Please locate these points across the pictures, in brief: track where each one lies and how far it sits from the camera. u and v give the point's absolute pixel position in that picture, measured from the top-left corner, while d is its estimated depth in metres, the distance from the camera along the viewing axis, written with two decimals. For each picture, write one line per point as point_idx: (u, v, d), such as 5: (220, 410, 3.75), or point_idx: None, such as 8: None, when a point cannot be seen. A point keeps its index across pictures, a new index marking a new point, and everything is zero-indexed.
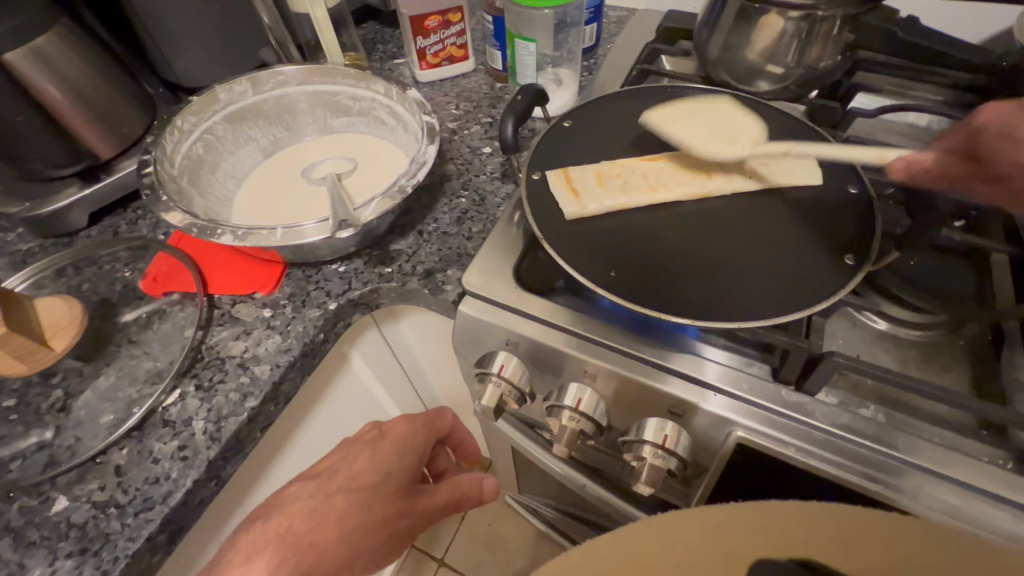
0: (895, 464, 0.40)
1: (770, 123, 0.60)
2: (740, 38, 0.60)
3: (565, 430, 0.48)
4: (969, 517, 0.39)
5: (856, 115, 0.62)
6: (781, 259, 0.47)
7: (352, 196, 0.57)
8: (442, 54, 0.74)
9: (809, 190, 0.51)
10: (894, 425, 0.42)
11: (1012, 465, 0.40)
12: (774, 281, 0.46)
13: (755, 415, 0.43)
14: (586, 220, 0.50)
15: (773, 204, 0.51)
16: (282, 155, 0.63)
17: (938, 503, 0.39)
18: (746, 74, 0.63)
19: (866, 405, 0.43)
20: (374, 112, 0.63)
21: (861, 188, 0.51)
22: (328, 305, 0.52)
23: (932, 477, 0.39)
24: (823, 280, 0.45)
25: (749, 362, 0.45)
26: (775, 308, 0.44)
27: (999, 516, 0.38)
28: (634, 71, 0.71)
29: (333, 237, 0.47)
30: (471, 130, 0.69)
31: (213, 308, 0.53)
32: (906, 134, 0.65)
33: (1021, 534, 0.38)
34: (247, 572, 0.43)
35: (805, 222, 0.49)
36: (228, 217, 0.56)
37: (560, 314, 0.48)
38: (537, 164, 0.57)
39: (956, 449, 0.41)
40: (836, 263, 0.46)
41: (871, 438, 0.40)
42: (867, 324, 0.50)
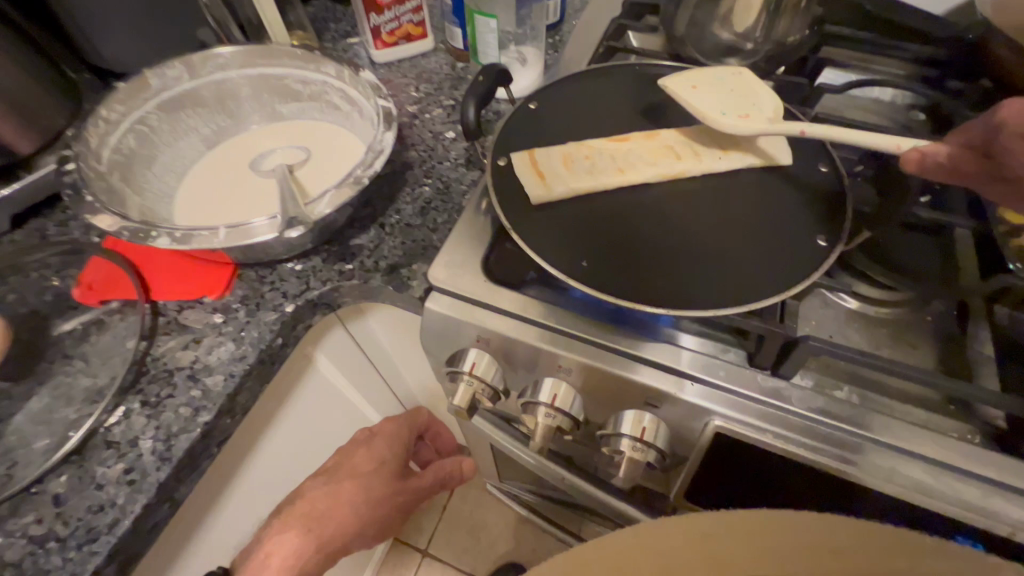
0: (869, 446, 0.40)
1: None
2: (707, 13, 0.58)
3: (542, 426, 0.46)
4: (940, 494, 0.39)
5: (824, 91, 0.61)
6: (753, 243, 0.46)
7: (306, 188, 0.53)
8: (398, 33, 0.69)
9: (780, 170, 0.50)
10: (867, 406, 0.42)
11: (978, 440, 0.41)
12: (747, 266, 0.45)
13: (733, 403, 0.42)
14: (553, 206, 0.48)
15: (744, 185, 0.49)
16: (228, 145, 0.58)
17: (912, 481, 0.39)
18: (714, 50, 0.61)
19: (840, 387, 0.43)
20: (327, 97, 0.58)
21: (831, 166, 0.50)
22: (285, 307, 0.49)
23: (903, 456, 0.40)
24: (795, 263, 0.44)
25: (725, 349, 0.44)
26: (748, 294, 0.43)
27: (966, 491, 0.39)
28: (602, 49, 0.68)
29: (283, 236, 0.44)
30: (433, 114, 0.66)
31: (158, 315, 0.48)
32: (872, 110, 0.65)
33: (988, 507, 0.38)
34: (280, 546, 0.51)
35: (776, 204, 0.48)
36: (169, 216, 0.52)
37: (531, 307, 0.46)
38: (504, 149, 0.55)
39: (925, 426, 0.41)
40: (807, 245, 0.45)
41: (845, 421, 0.40)
42: (838, 303, 0.50)
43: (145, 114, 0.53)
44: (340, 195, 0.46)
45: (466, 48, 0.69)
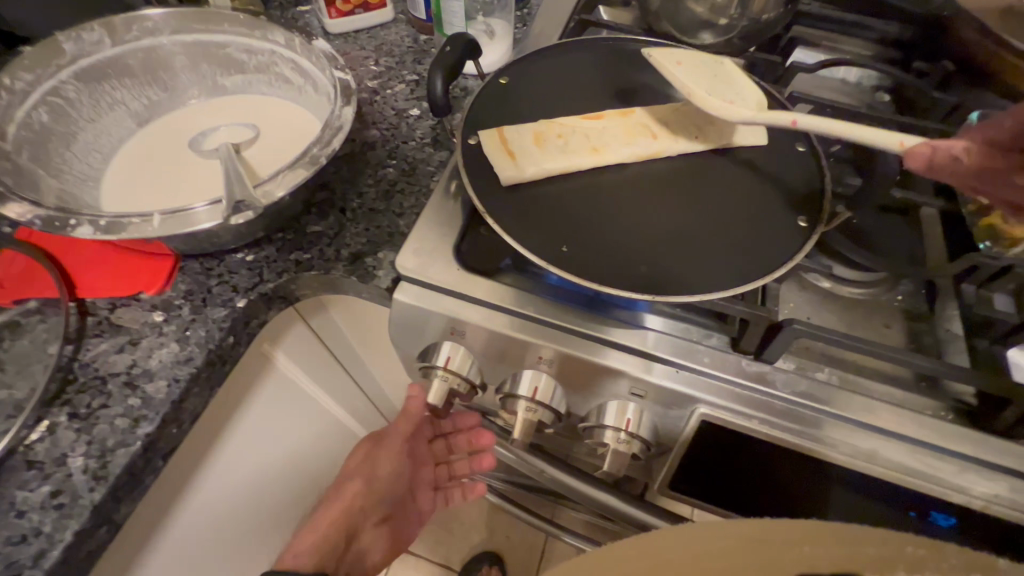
0: (850, 428, 0.40)
1: None
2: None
3: (522, 421, 0.44)
4: (918, 471, 0.40)
5: (797, 70, 0.60)
6: (734, 225, 0.45)
7: (255, 170, 0.48)
8: (354, 0, 0.64)
9: (758, 149, 0.49)
10: (848, 387, 0.42)
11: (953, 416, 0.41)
12: (727, 249, 0.43)
13: (718, 390, 0.41)
14: (526, 186, 0.45)
15: (723, 165, 0.48)
16: (163, 122, 0.52)
17: (891, 459, 0.40)
18: (689, 25, 0.59)
19: (821, 369, 0.43)
20: (275, 69, 0.53)
21: (808, 145, 0.49)
22: (235, 302, 0.44)
23: (884, 436, 0.40)
24: (775, 245, 0.43)
25: (708, 333, 0.43)
26: (730, 279, 0.41)
27: (943, 468, 0.39)
28: (573, 23, 0.65)
29: (227, 223, 0.39)
30: (395, 90, 0.61)
31: (86, 315, 0.43)
32: (841, 91, 0.65)
33: (963, 483, 0.39)
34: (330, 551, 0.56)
35: (756, 184, 0.47)
36: (94, 202, 0.46)
37: (509, 296, 0.43)
38: (474, 127, 0.51)
39: (903, 404, 0.41)
40: (786, 226, 0.45)
41: (828, 403, 0.40)
42: (815, 284, 0.49)
43: (60, 84, 0.47)
44: (293, 176, 0.41)
45: (429, 19, 0.65)
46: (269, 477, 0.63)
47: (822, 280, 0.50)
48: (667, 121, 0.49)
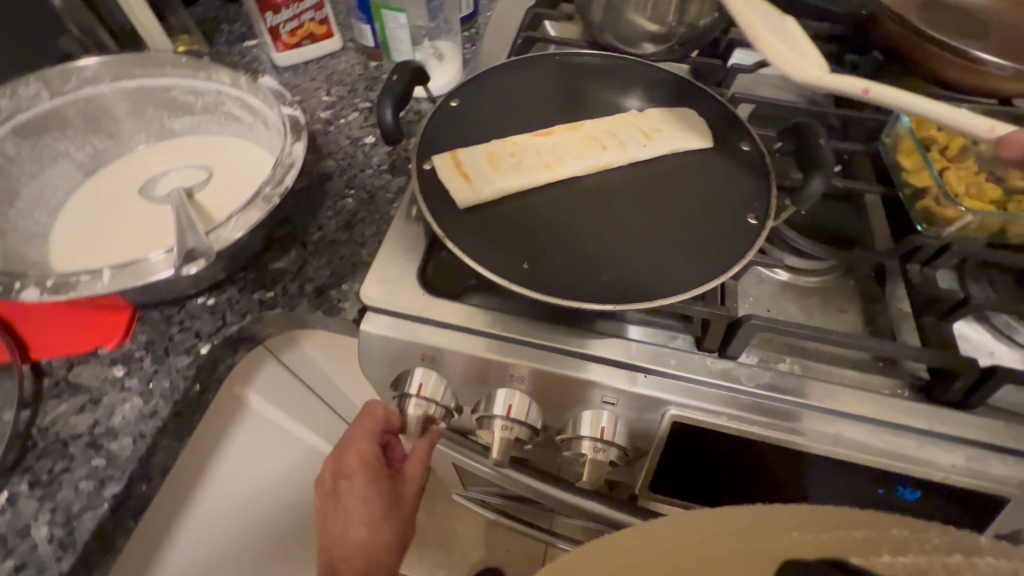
0: (815, 415, 0.42)
1: (660, 87, 0.59)
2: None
3: (499, 440, 0.44)
4: (884, 452, 0.41)
5: (737, 71, 0.62)
6: (685, 228, 0.46)
7: (210, 213, 0.47)
8: (300, 32, 0.64)
9: (705, 152, 0.51)
10: (809, 375, 0.43)
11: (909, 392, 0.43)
12: (683, 251, 0.45)
13: (685, 391, 0.42)
14: (482, 206, 0.45)
15: (672, 171, 0.50)
16: (111, 170, 0.51)
17: (854, 442, 0.41)
18: (630, 36, 0.61)
19: (782, 359, 0.44)
20: (224, 108, 0.52)
21: (752, 144, 0.51)
22: (199, 349, 0.43)
23: (847, 419, 0.42)
24: (727, 245, 0.45)
25: (672, 335, 0.44)
26: (688, 281, 0.43)
27: (904, 444, 0.41)
28: (520, 40, 0.66)
29: (180, 273, 0.39)
30: (349, 119, 0.61)
31: (42, 377, 0.42)
32: (781, 87, 0.68)
33: (927, 457, 0.41)
34: None
35: (706, 186, 0.49)
36: (43, 259, 0.44)
37: (476, 317, 0.44)
38: (428, 151, 0.52)
39: (862, 386, 0.43)
40: (737, 225, 0.46)
41: (791, 393, 0.42)
42: (771, 277, 0.51)
43: None
44: (247, 217, 0.41)
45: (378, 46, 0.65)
46: (253, 518, 0.62)
47: (778, 272, 0.52)
48: (615, 131, 0.50)
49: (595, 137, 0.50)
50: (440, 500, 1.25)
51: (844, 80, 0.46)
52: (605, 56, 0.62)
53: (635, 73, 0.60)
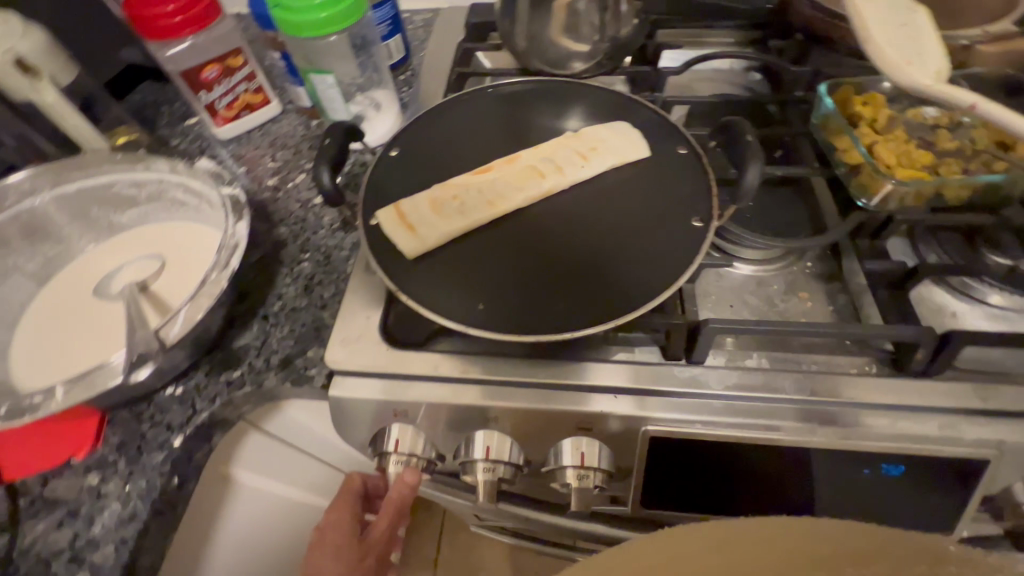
0: (789, 407, 0.42)
1: (594, 103, 0.60)
2: (540, 25, 0.59)
3: (483, 483, 0.44)
4: (862, 433, 0.41)
5: (668, 73, 0.64)
6: (633, 241, 0.47)
7: (165, 302, 0.47)
8: (237, 104, 0.64)
9: (643, 162, 0.52)
10: (777, 367, 0.44)
11: (875, 368, 0.44)
12: (636, 265, 0.45)
13: (659, 404, 0.43)
14: (430, 254, 0.46)
15: (613, 187, 0.50)
16: (64, 275, 0.51)
17: (831, 428, 0.41)
18: (557, 58, 0.62)
19: (748, 355, 0.45)
20: (168, 195, 0.52)
21: (688, 146, 0.52)
22: (172, 442, 0.43)
23: (819, 405, 0.42)
24: (676, 252, 0.46)
25: (636, 351, 0.46)
26: (643, 296, 0.43)
27: (878, 421, 0.41)
28: (453, 76, 0.67)
29: (128, 381, 0.39)
30: (297, 181, 0.61)
31: (18, 497, 0.41)
32: (715, 81, 0.69)
33: (903, 430, 0.41)
34: None
35: (648, 195, 0.50)
36: (5, 377, 0.44)
37: (442, 365, 0.44)
38: (374, 205, 0.52)
39: (830, 370, 0.44)
40: (684, 231, 0.47)
41: (760, 389, 0.42)
42: (730, 273, 0.52)
43: None
44: (196, 307, 0.42)
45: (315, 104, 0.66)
46: None
47: (740, 266, 0.52)
48: (552, 157, 0.51)
49: (533, 166, 0.50)
50: (463, 529, 1.25)
51: (948, 89, 0.42)
52: (537, 80, 0.63)
53: (568, 93, 0.61)
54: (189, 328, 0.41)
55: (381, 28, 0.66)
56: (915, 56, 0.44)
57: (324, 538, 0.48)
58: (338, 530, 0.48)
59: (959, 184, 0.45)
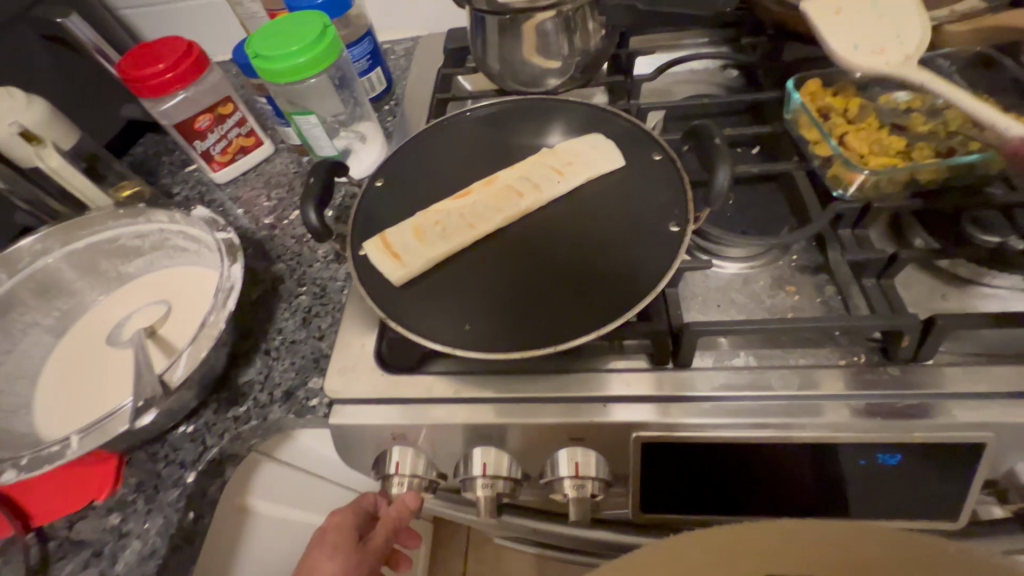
0: (779, 404, 0.42)
1: (570, 117, 0.61)
2: (510, 48, 0.61)
3: (483, 498, 0.45)
4: (856, 425, 0.41)
5: (642, 81, 0.65)
6: (612, 251, 0.48)
7: (171, 345, 0.50)
8: (231, 149, 0.67)
9: (618, 172, 0.53)
10: (765, 365, 0.44)
11: (864, 358, 0.44)
12: (616, 274, 0.46)
13: (650, 410, 0.43)
14: (416, 280, 0.47)
15: (590, 199, 0.52)
16: (78, 326, 0.54)
17: (824, 422, 0.41)
18: (532, 77, 0.64)
19: (737, 354, 0.46)
20: (169, 243, 0.55)
21: (663, 152, 0.53)
22: (186, 479, 0.45)
23: (809, 400, 0.42)
24: (654, 259, 0.46)
25: (628, 358, 0.46)
26: (624, 305, 0.44)
27: (869, 411, 0.41)
28: (434, 103, 0.69)
29: (134, 426, 0.42)
30: (291, 218, 0.64)
31: (46, 541, 0.44)
32: (692, 82, 0.70)
33: (896, 419, 0.41)
34: None
35: (625, 204, 0.51)
36: (30, 428, 0.47)
37: (435, 386, 0.46)
38: (362, 236, 0.54)
39: (818, 364, 0.44)
40: (662, 236, 0.48)
41: (748, 387, 0.43)
42: (717, 272, 0.52)
43: None
44: (198, 348, 0.44)
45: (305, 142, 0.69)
46: None
47: (726, 266, 0.53)
48: (528, 175, 0.52)
49: (511, 187, 0.52)
50: (488, 542, 1.25)
51: (909, 73, 0.49)
52: (513, 100, 0.64)
53: (544, 109, 0.63)
54: (193, 370, 0.44)
55: (360, 65, 0.69)
56: (874, 42, 0.50)
57: (325, 537, 0.48)
58: (342, 534, 0.48)
59: (933, 166, 0.46)
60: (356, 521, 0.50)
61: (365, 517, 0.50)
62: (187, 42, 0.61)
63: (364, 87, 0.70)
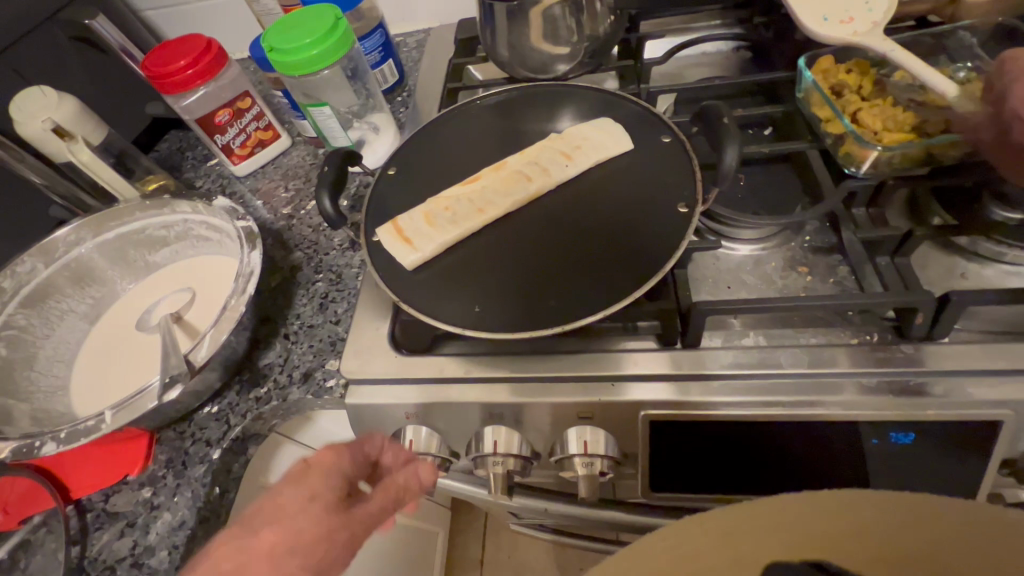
0: (790, 382, 0.42)
1: (579, 102, 0.61)
2: (518, 35, 0.61)
3: (495, 475, 0.47)
4: (868, 404, 0.41)
5: (651, 64, 0.64)
6: (620, 232, 0.48)
7: (196, 329, 0.52)
8: (250, 142, 0.70)
9: (627, 155, 0.53)
10: (775, 344, 0.44)
11: (878, 337, 0.44)
12: (625, 255, 0.47)
13: (660, 389, 0.44)
14: (427, 263, 0.49)
15: (599, 182, 0.52)
16: (110, 313, 0.57)
17: (836, 400, 0.41)
18: (541, 64, 0.64)
19: (747, 334, 0.46)
20: (193, 232, 0.58)
21: (672, 134, 0.53)
22: (211, 455, 0.48)
23: (819, 378, 0.42)
24: (662, 239, 0.46)
25: (637, 338, 0.47)
26: (630, 285, 0.44)
27: (881, 390, 0.41)
28: (445, 93, 0.70)
29: (164, 400, 0.44)
30: (308, 208, 0.66)
31: (84, 513, 0.47)
32: (703, 65, 0.69)
33: (909, 397, 0.40)
34: None
35: (634, 186, 0.51)
36: (67, 409, 0.50)
37: (447, 366, 0.47)
38: (375, 223, 0.55)
39: (829, 342, 0.44)
40: (670, 218, 0.48)
41: (758, 366, 0.43)
42: (728, 254, 0.52)
43: (10, 316, 0.52)
44: (221, 329, 0.46)
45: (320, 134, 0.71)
46: None
47: (740, 247, 0.52)
48: (537, 159, 0.53)
49: (520, 171, 0.52)
50: (505, 529, 1.27)
51: (873, 41, 0.49)
52: (523, 87, 0.65)
53: (553, 95, 0.63)
54: (215, 351, 0.46)
55: (373, 57, 0.70)
56: (838, 15, 0.51)
57: (307, 475, 0.40)
58: (327, 477, 0.40)
59: (946, 141, 0.45)
60: (348, 470, 0.41)
61: (359, 470, 0.43)
62: (206, 39, 0.63)
63: (377, 79, 0.72)
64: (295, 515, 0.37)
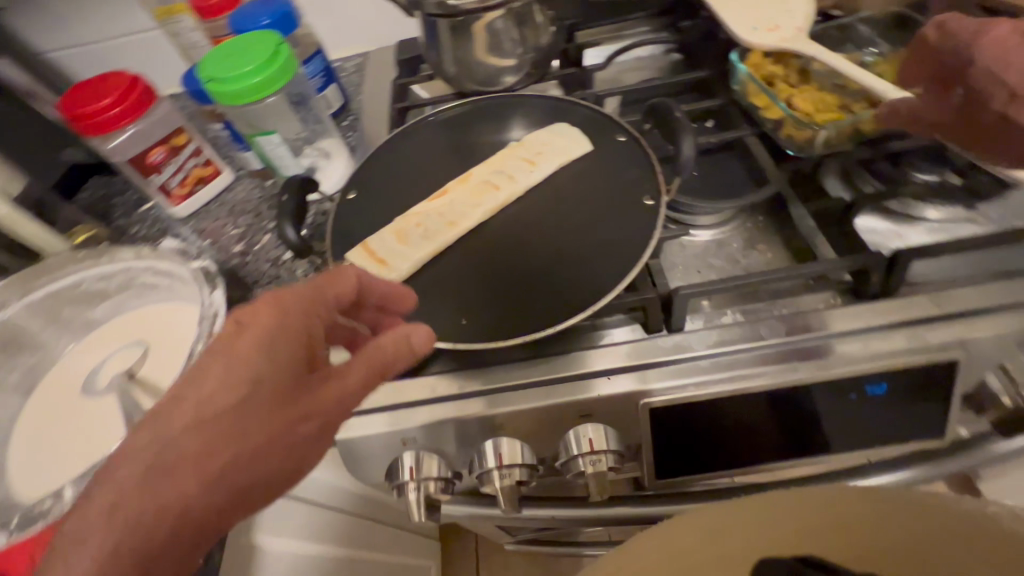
0: (770, 353, 0.44)
1: (531, 111, 0.63)
2: (464, 50, 0.62)
3: (502, 489, 0.46)
4: (842, 362, 0.43)
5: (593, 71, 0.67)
6: (593, 230, 0.49)
7: (154, 385, 0.47)
8: (190, 181, 0.65)
9: (587, 156, 0.55)
10: (752, 319, 0.46)
11: (841, 300, 0.47)
12: (601, 252, 0.48)
13: (653, 377, 0.44)
14: (406, 282, 0.47)
15: (564, 185, 0.53)
16: (46, 381, 0.51)
17: (815, 364, 0.44)
18: (488, 77, 0.65)
19: (724, 313, 0.48)
20: (137, 281, 0.53)
21: (626, 133, 0.55)
22: None
23: (796, 345, 0.44)
24: (635, 232, 0.48)
25: (622, 330, 0.48)
26: (610, 282, 0.45)
27: (853, 348, 0.44)
28: (394, 113, 0.69)
29: None
30: (263, 242, 0.62)
31: None
32: (640, 69, 0.73)
33: (877, 351, 0.43)
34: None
35: (599, 185, 0.52)
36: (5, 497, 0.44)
37: (439, 385, 0.46)
38: (341, 249, 0.53)
39: (799, 311, 0.47)
40: (638, 211, 0.50)
41: (740, 341, 0.45)
42: (692, 241, 0.55)
43: None
44: None
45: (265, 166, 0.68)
46: None
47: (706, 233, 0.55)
48: (501, 168, 0.53)
49: (486, 181, 0.52)
50: (498, 550, 1.24)
51: (802, 46, 0.54)
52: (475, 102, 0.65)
53: (505, 107, 0.64)
54: None
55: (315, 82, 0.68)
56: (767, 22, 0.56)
57: (242, 334, 0.30)
58: (281, 335, 0.30)
59: (874, 117, 0.49)
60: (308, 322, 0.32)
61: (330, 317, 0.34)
62: (132, 76, 0.59)
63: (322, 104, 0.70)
64: (231, 352, 0.29)
